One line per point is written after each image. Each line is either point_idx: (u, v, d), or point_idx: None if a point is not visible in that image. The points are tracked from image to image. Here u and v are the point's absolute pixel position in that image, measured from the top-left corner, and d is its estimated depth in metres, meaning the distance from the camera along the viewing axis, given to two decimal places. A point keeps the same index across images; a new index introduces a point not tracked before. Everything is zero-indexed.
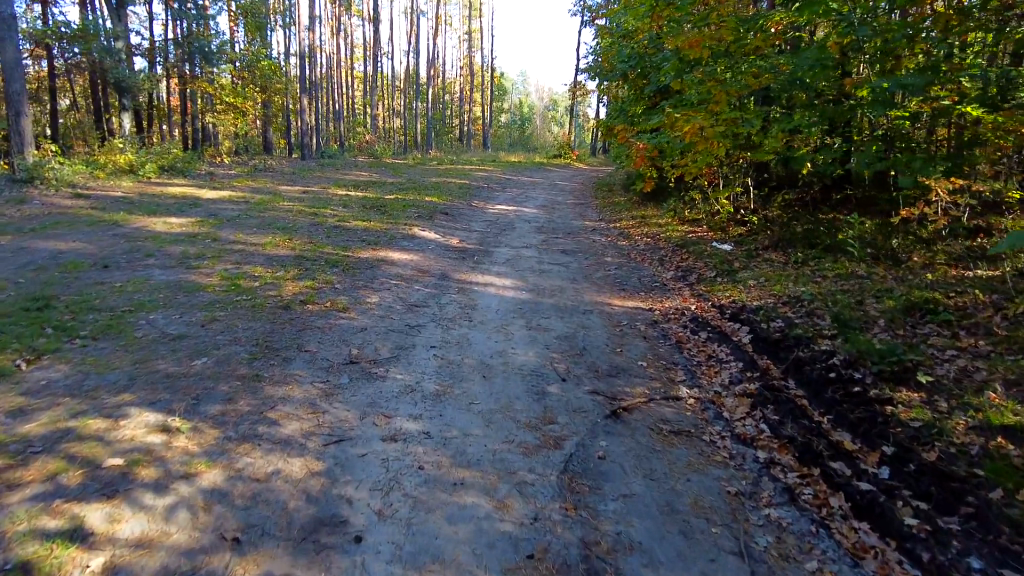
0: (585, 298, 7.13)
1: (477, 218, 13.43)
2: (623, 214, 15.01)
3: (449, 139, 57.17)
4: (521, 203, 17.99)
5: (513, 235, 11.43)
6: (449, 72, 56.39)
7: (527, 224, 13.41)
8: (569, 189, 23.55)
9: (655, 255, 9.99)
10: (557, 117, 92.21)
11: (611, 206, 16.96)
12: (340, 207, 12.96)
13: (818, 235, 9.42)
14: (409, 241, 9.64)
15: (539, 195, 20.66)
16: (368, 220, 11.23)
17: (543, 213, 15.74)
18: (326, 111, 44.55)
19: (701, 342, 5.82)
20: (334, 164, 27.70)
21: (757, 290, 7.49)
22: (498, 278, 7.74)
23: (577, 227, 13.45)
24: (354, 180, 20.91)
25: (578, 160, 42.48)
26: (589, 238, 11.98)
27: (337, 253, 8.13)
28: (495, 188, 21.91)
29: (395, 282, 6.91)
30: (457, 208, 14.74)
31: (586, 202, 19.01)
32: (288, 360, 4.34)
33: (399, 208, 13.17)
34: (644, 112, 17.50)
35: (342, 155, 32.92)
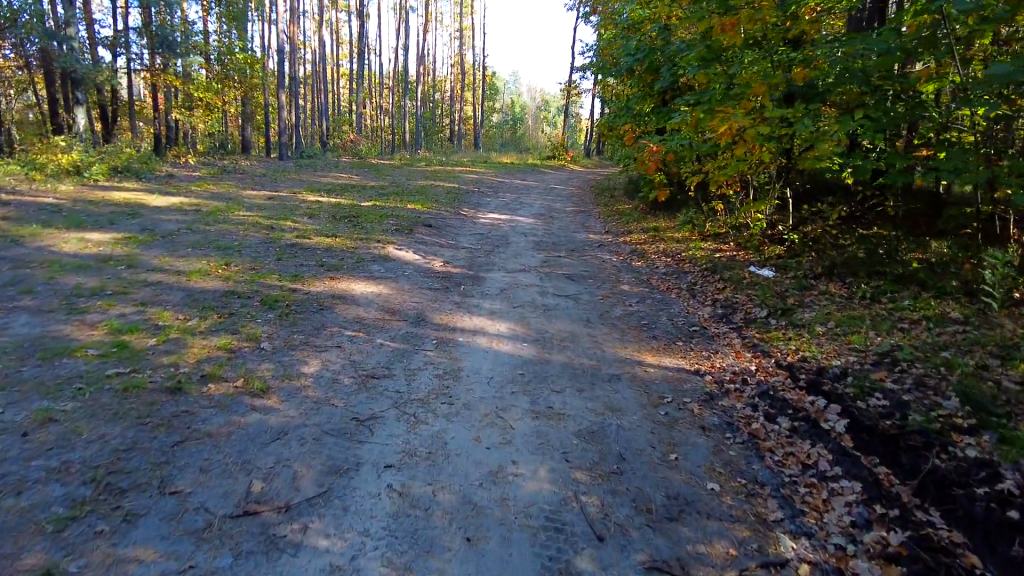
0: (606, 354, 5.35)
1: (466, 231, 11.63)
2: (633, 226, 13.30)
3: (439, 139, 55.31)
4: (515, 212, 16.18)
5: (509, 255, 9.64)
6: (439, 70, 54.52)
7: (524, 238, 11.63)
8: (567, 194, 21.74)
9: (681, 282, 8.29)
10: (551, 117, 90.46)
11: (619, 215, 15.25)
12: (305, 218, 11.10)
13: (883, 262, 7.74)
14: (380, 265, 7.84)
15: (535, 201, 18.88)
16: (335, 236, 9.41)
17: (541, 223, 13.96)
18: (310, 109, 42.49)
19: (783, 439, 4.06)
20: (314, 166, 25.79)
21: (829, 341, 5.76)
22: (489, 320, 5.96)
23: (581, 242, 11.67)
24: (332, 184, 19.00)
25: (574, 162, 40.75)
26: (597, 257, 10.21)
27: (283, 287, 6.32)
28: (485, 193, 20.06)
29: (350, 333, 5.13)
30: (444, 219, 12.94)
31: (588, 210, 17.23)
32: (134, 518, 2.58)
33: (375, 219, 11.34)
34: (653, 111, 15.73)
35: (324, 155, 30.98)
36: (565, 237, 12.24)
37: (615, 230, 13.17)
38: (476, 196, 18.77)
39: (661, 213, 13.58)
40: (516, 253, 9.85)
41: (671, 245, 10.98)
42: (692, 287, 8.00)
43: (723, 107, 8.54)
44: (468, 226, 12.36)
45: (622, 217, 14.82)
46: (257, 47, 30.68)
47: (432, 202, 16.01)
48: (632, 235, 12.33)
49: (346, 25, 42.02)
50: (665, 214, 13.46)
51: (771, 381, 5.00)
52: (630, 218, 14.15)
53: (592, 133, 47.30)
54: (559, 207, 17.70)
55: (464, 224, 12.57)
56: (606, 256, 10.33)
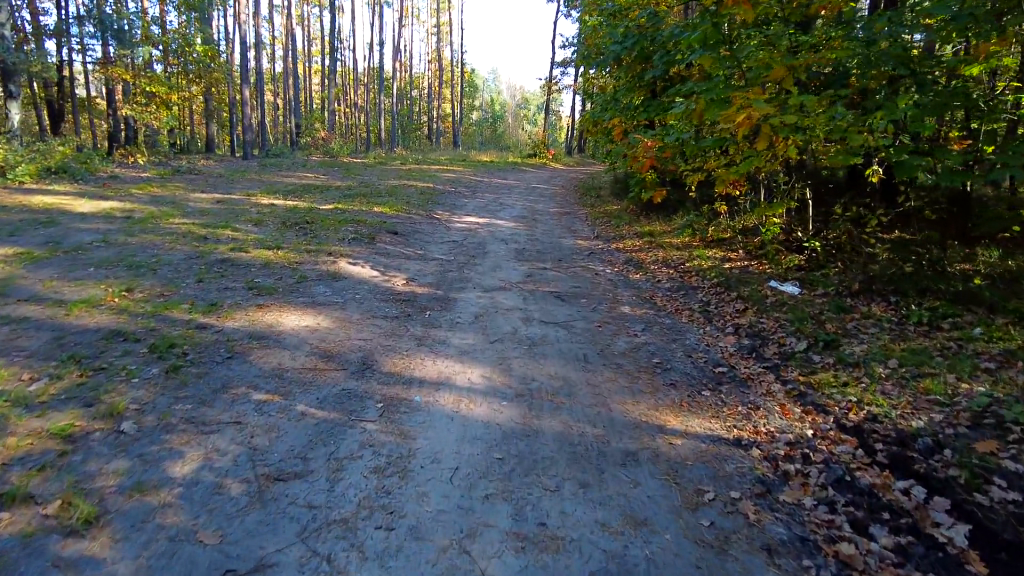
0: (612, 416, 4.01)
1: (439, 239, 10.24)
2: (626, 229, 12.01)
3: (415, 137, 53.70)
4: (494, 214, 14.83)
5: (486, 268, 8.27)
6: (416, 66, 52.92)
7: (505, 246, 10.27)
8: (549, 195, 20.38)
9: (691, 300, 6.99)
10: (531, 115, 89.20)
11: (610, 217, 13.99)
12: (251, 226, 9.63)
13: (931, 276, 6.51)
14: (329, 286, 6.43)
15: (515, 202, 17.52)
16: (280, 248, 7.98)
17: (523, 227, 12.60)
18: (280, 105, 40.67)
19: (889, 571, 2.72)
20: (279, 165, 24.18)
21: (895, 386, 4.45)
22: (458, 364, 4.59)
23: (568, 250, 10.33)
24: (294, 184, 17.47)
25: (554, 161, 39.47)
26: (587, 268, 8.89)
27: (190, 323, 4.89)
28: (462, 194, 18.65)
29: (263, 396, 3.75)
30: (414, 224, 11.54)
31: (572, 211, 15.91)
32: None
33: (333, 226, 9.90)
34: (643, 104, 14.45)
35: (293, 154, 29.34)
36: (550, 243, 10.90)
37: (605, 235, 11.87)
38: (451, 197, 17.35)
39: (657, 216, 12.31)
40: (495, 265, 8.49)
41: (671, 253, 9.73)
42: (705, 307, 6.71)
43: (733, 94, 7.30)
44: (441, 232, 10.98)
45: (612, 218, 13.58)
46: (220, 40, 28.96)
47: (403, 203, 14.57)
48: (627, 241, 11.06)
49: (317, 18, 40.30)
50: (661, 216, 12.18)
51: (839, 455, 3.67)
52: (621, 221, 12.87)
53: (572, 131, 46.10)
54: (542, 209, 16.37)
55: (436, 230, 11.19)
56: (597, 266, 9.01)
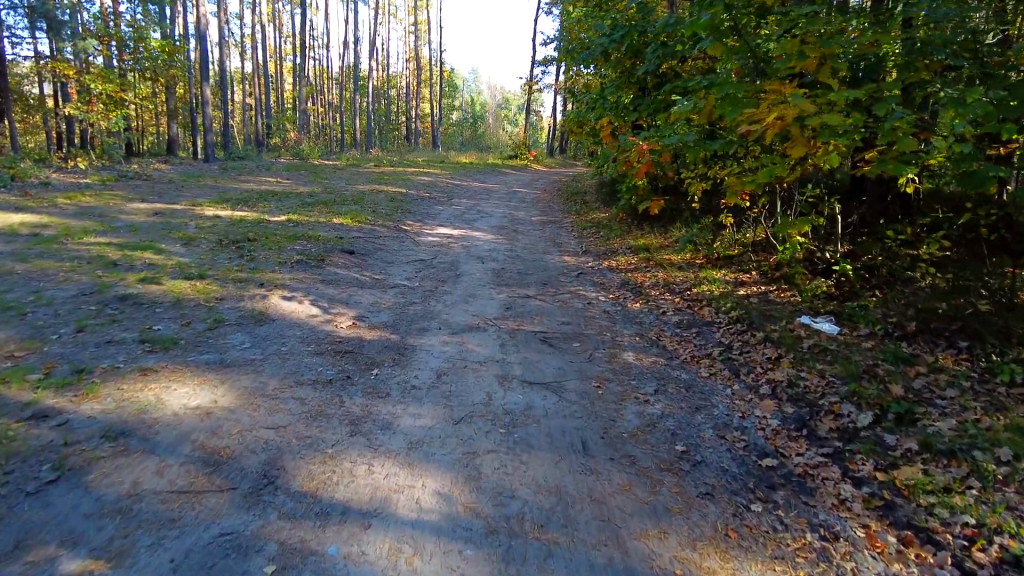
0: (628, 570, 2.68)
1: (404, 257, 8.86)
2: (619, 244, 10.71)
3: (392, 137, 52.13)
4: (471, 224, 13.43)
5: (456, 298, 6.89)
6: (392, 64, 51.36)
7: (481, 265, 8.91)
8: (531, 200, 19.03)
9: (710, 344, 5.70)
10: (512, 115, 87.90)
11: (598, 228, 12.68)
12: (180, 245, 8.16)
13: (1001, 312, 5.32)
14: (251, 334, 5.04)
15: (495, 209, 16.18)
16: (204, 276, 6.56)
17: (502, 240, 11.24)
18: (249, 105, 38.93)
19: None
20: (242, 169, 22.59)
21: (1021, 497, 3.16)
22: (404, 471, 3.23)
23: (554, 270, 9.00)
24: (252, 190, 15.94)
25: (536, 162, 38.17)
26: (577, 294, 7.56)
27: (27, 408, 3.47)
28: (437, 200, 17.27)
29: (81, 564, 2.37)
30: (378, 239, 10.14)
31: (556, 220, 14.62)
32: None
33: (280, 245, 8.47)
34: (632, 101, 13.20)
35: (260, 157, 27.76)
36: (533, 260, 9.55)
37: (595, 249, 10.57)
38: (425, 203, 15.95)
39: (654, 228, 11.06)
40: (466, 293, 7.11)
41: (675, 272, 8.49)
42: (728, 355, 5.42)
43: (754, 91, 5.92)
44: (408, 249, 9.60)
45: (603, 229, 12.26)
46: (179, 34, 27.21)
47: (370, 212, 13.15)
48: (621, 257, 9.80)
49: (287, 14, 38.58)
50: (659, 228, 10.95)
51: None
52: (612, 233, 11.59)
53: (554, 131, 44.78)
54: (523, 218, 15.02)
55: (403, 246, 9.81)
56: (587, 292, 7.69)
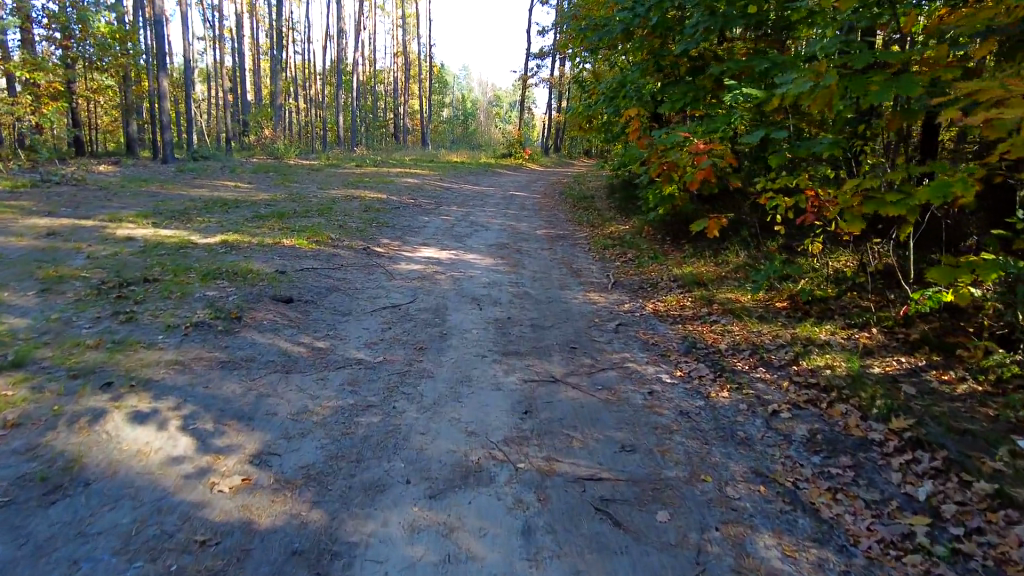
0: None
1: (370, 303, 6.29)
2: (661, 273, 8.28)
3: (380, 135, 49.64)
4: (463, 240, 10.87)
5: (440, 387, 4.33)
6: (378, 58, 48.78)
7: (479, 311, 6.35)
8: (532, 207, 16.49)
9: (897, 513, 3.14)
10: (505, 112, 85.23)
11: (623, 246, 10.26)
12: (36, 292, 5.56)
13: None
14: (19, 538, 2.48)
15: (491, 220, 13.65)
16: (21, 364, 3.97)
17: (503, 267, 8.67)
18: (223, 100, 36.21)
19: None
20: (204, 171, 19.95)
21: None
22: None
23: (580, 317, 6.44)
24: (200, 199, 13.32)
25: (532, 161, 35.86)
26: (625, 368, 5.02)
27: None
28: (423, 207, 14.72)
29: None
30: (339, 270, 7.56)
31: (566, 235, 12.11)
32: None
33: (189, 289, 5.89)
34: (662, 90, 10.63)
35: (228, 157, 25.11)
36: (548, 301, 7.01)
37: (626, 281, 8.07)
38: (407, 213, 13.37)
39: (701, 254, 8.71)
40: (458, 376, 4.55)
41: (756, 325, 6.03)
42: (950, 548, 2.86)
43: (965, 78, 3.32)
44: (377, 286, 7.04)
45: (630, 249, 9.84)
46: (135, 19, 24.44)
47: (337, 227, 10.57)
48: (669, 294, 7.34)
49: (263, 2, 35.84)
50: (708, 254, 8.63)
51: None
52: (643, 257, 9.21)
53: (551, 129, 42.23)
54: (526, 232, 12.46)
55: (371, 281, 7.25)
56: (639, 364, 5.16)
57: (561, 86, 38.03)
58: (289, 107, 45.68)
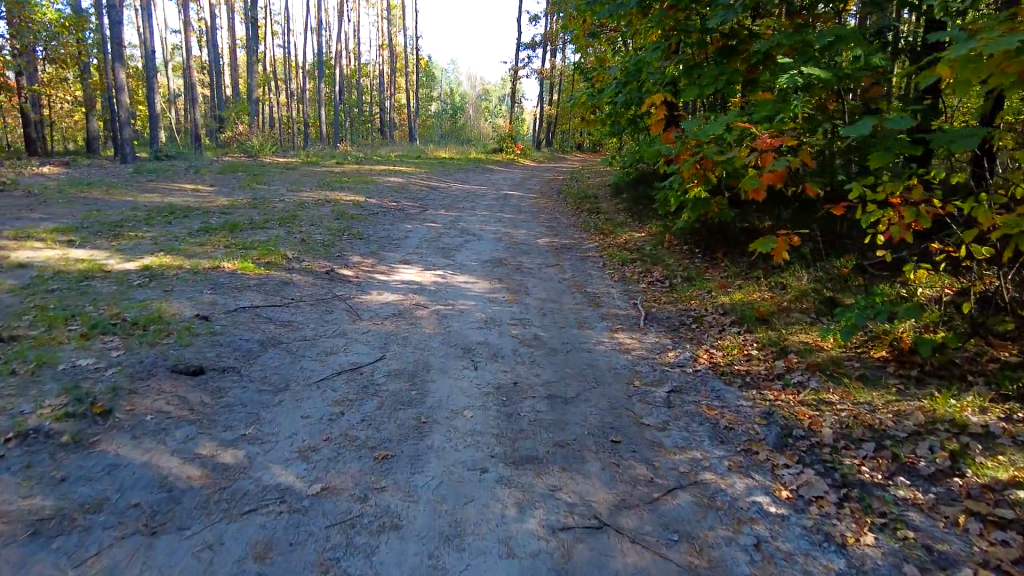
0: None
1: (322, 364, 4.54)
2: (708, 302, 6.65)
3: (364, 130, 47.78)
4: (452, 255, 9.09)
5: (412, 561, 2.58)
6: (361, 50, 46.88)
7: (474, 369, 4.62)
8: (528, 210, 14.77)
9: None
10: (495, 107, 83.24)
11: (646, 258, 8.69)
12: None
13: None
14: None
15: (483, 227, 11.91)
16: None
17: (503, 295, 6.94)
18: (196, 96, 34.25)
19: None
20: (164, 172, 18.07)
21: None
22: None
23: (612, 376, 4.71)
24: (144, 206, 11.44)
25: (523, 157, 34.23)
26: (699, 486, 3.31)
27: None
28: (406, 212, 12.96)
29: None
30: (290, 308, 5.79)
31: (573, 245, 10.40)
32: None
33: (54, 354, 4.09)
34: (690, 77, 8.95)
35: (197, 156, 23.21)
36: (566, 347, 5.27)
37: (662, 314, 6.38)
38: (386, 219, 11.61)
39: (752, 276, 7.23)
40: (443, 525, 2.81)
41: (862, 393, 4.36)
42: None
43: None
44: (338, 331, 5.28)
45: (658, 263, 8.29)
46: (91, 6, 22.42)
47: (299, 241, 8.76)
48: (726, 334, 5.70)
49: None
50: (761, 275, 7.15)
51: None
52: (677, 275, 7.68)
53: (543, 123, 40.62)
54: (526, 241, 10.69)
55: (331, 322, 5.49)
56: (716, 473, 3.45)
57: (555, 78, 36.31)
58: (268, 102, 43.58)
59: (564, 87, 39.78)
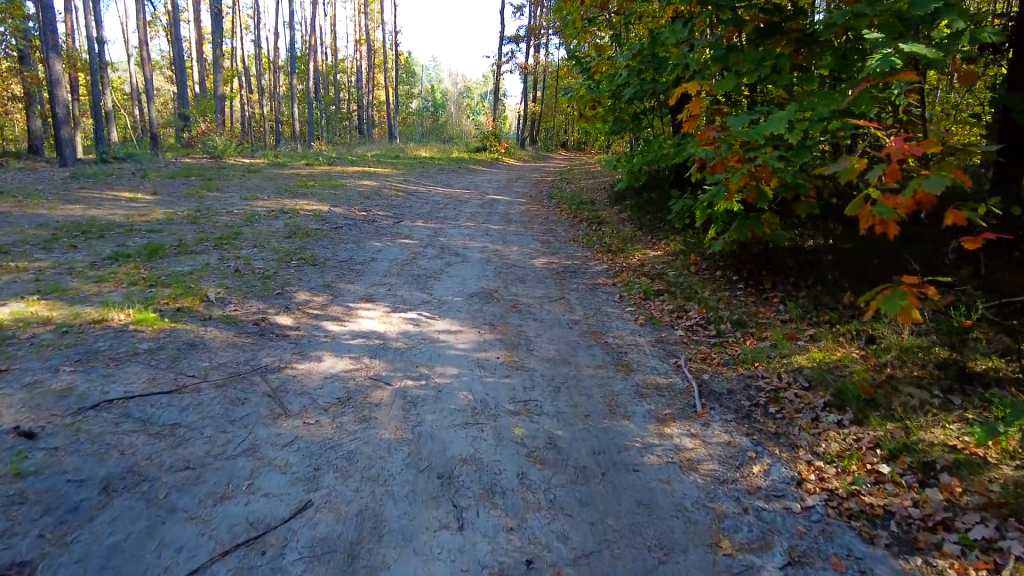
0: None
1: (205, 530, 2.71)
2: (779, 364, 4.89)
3: (340, 128, 45.70)
4: (429, 285, 7.25)
5: None
6: (336, 44, 44.71)
7: (459, 529, 2.81)
8: (518, 219, 12.97)
9: None
10: (478, 104, 81.09)
11: (675, 288, 6.98)
12: None
13: None
14: None
15: (468, 243, 10.10)
16: None
17: (497, 352, 5.13)
18: (156, 92, 31.94)
19: None
20: (103, 175, 16.00)
21: None
22: None
23: (679, 532, 2.95)
24: (54, 222, 9.41)
25: (507, 155, 32.42)
26: None
27: None
28: (377, 225, 11.07)
29: None
30: (187, 395, 3.95)
31: (578, 267, 8.64)
32: None
33: None
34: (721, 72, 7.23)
35: (149, 157, 21.07)
36: (598, 460, 3.49)
37: (721, 386, 4.64)
38: (351, 235, 9.74)
39: (825, 325, 5.57)
40: None
41: None
42: None
43: None
44: (250, 444, 3.45)
45: (693, 296, 6.59)
46: None
47: (232, 274, 6.87)
48: (824, 431, 3.91)
49: None
50: (836, 323, 5.52)
51: None
52: (724, 316, 5.97)
53: (527, 120, 38.84)
54: (518, 262, 8.85)
55: (243, 425, 3.66)
56: None
57: (541, 72, 34.35)
58: (238, 99, 41.24)
59: (550, 83, 37.80)
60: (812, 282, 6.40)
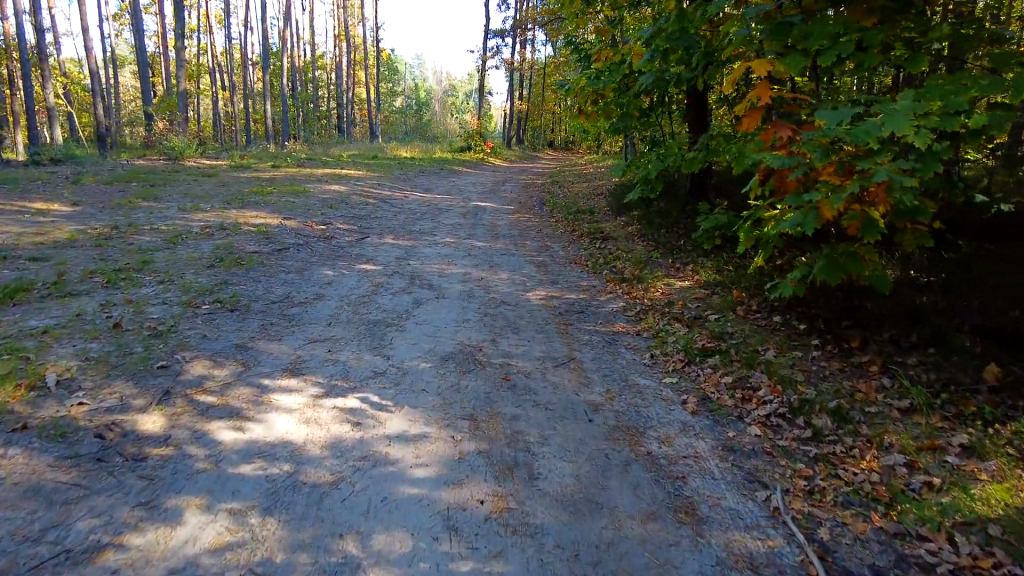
0: None
1: None
2: (941, 511, 3.00)
3: (317, 126, 43.57)
4: (388, 339, 5.29)
5: None
6: (313, 39, 42.54)
7: None
8: (506, 232, 11.05)
9: None
10: (462, 103, 78.78)
11: (727, 345, 5.11)
12: None
13: None
14: None
15: (445, 268, 8.16)
16: None
17: (480, 482, 3.22)
18: (113, 87, 29.65)
19: None
20: (27, 180, 13.82)
21: None
22: None
23: None
24: None
25: (492, 156, 30.53)
26: None
27: None
28: (335, 244, 9.07)
29: None
30: None
31: (586, 304, 6.75)
32: None
33: None
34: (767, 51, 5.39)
35: (94, 159, 18.87)
36: None
37: (858, 563, 2.77)
38: (298, 261, 7.74)
39: (976, 427, 3.72)
40: None
41: None
42: None
43: None
44: None
45: (758, 361, 4.72)
46: None
47: (105, 331, 4.88)
48: None
49: None
50: (991, 422, 3.71)
51: None
52: (815, 403, 4.11)
53: (513, 120, 36.97)
54: (509, 298, 6.91)
55: None
56: None
57: (528, 70, 32.37)
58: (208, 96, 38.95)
59: (537, 81, 35.83)
60: (922, 343, 4.62)
